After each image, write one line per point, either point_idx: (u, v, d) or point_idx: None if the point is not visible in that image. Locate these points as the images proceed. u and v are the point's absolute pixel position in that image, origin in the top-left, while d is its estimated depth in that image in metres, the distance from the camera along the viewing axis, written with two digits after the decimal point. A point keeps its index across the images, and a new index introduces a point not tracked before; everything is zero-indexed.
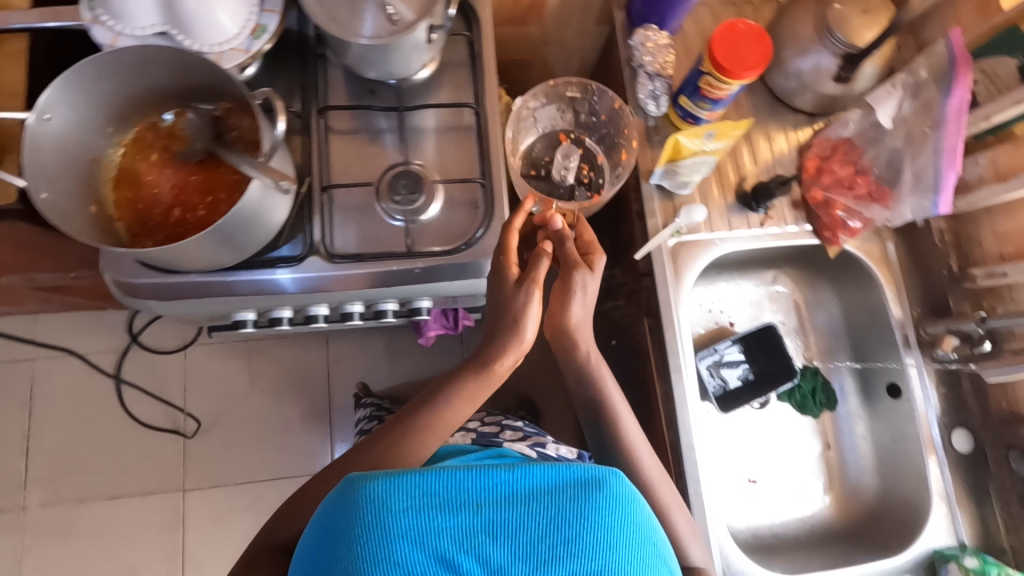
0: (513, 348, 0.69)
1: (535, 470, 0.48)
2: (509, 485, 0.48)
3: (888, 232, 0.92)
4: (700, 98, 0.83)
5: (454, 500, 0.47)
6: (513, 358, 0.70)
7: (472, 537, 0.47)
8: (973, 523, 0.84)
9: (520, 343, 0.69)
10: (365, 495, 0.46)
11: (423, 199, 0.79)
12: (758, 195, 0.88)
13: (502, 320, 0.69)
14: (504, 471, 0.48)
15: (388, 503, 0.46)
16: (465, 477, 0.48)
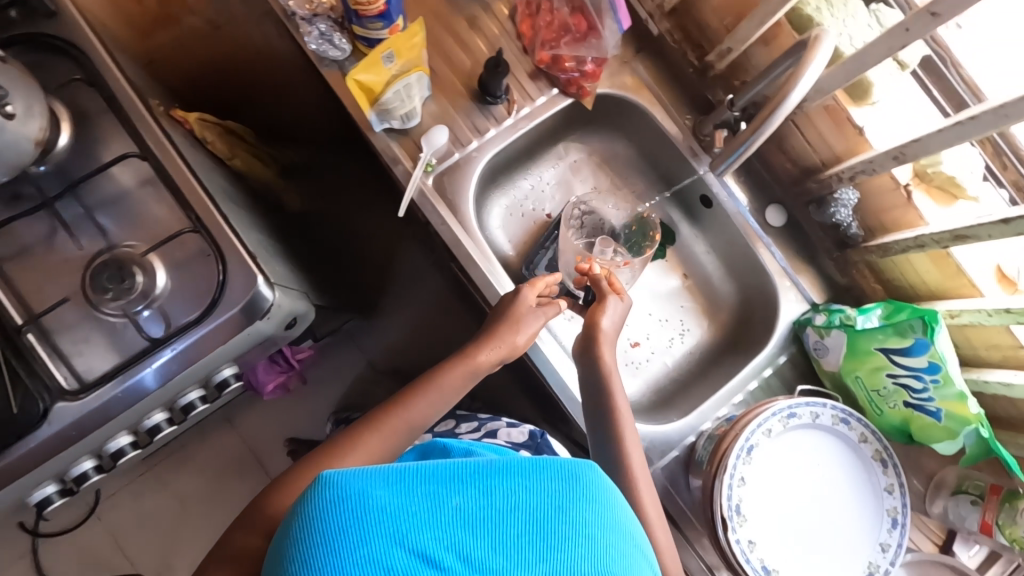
0: (506, 344, 0.77)
1: (517, 463, 0.40)
2: (490, 476, 0.40)
3: (630, 56, 0.87)
4: (363, 21, 0.73)
5: (433, 494, 0.39)
6: (496, 352, 0.77)
7: (448, 536, 0.38)
8: (817, 282, 0.87)
9: (513, 346, 0.78)
10: (342, 485, 0.39)
11: (141, 280, 0.71)
12: (487, 88, 0.80)
13: (502, 324, 0.78)
14: (482, 466, 0.40)
15: (363, 505, 0.38)
16: (449, 470, 0.40)
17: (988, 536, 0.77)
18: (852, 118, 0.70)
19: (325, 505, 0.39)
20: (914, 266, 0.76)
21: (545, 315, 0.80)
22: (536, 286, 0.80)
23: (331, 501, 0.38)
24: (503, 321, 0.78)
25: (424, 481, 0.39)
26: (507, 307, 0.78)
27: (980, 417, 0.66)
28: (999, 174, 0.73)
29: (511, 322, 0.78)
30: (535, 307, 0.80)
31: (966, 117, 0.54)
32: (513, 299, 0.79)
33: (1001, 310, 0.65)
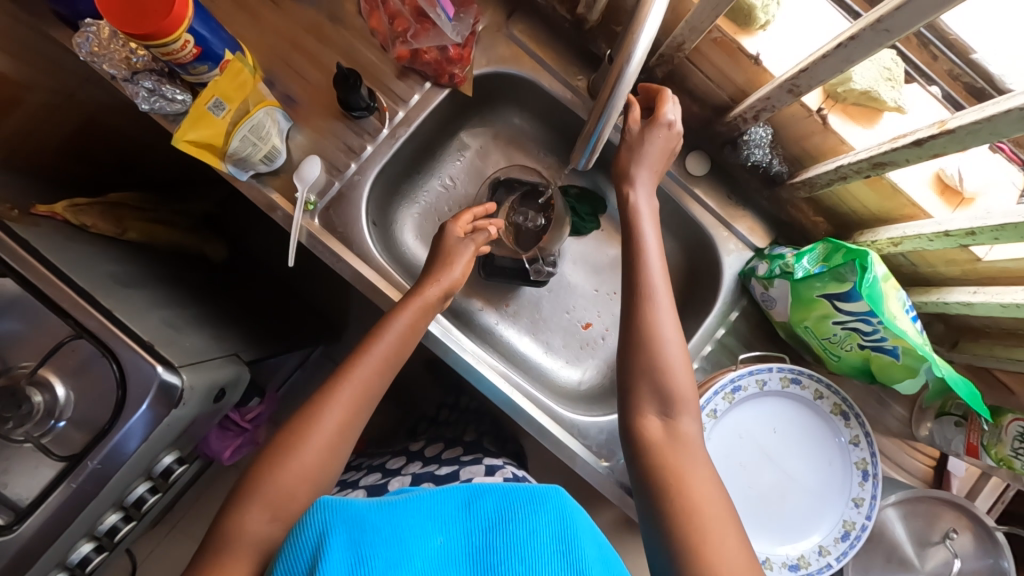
0: (442, 282, 0.70)
1: (497, 490, 0.48)
2: (472, 506, 0.47)
3: (502, 22, 0.78)
4: (185, 69, 0.64)
5: (422, 529, 0.45)
6: (441, 286, 0.70)
7: (432, 556, 0.44)
8: (758, 225, 0.79)
9: (453, 280, 0.71)
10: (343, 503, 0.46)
11: (41, 400, 0.69)
12: (347, 104, 0.72)
13: (435, 266, 0.71)
14: (462, 510, 0.47)
15: (363, 524, 0.44)
16: (435, 507, 0.47)
17: (975, 457, 0.70)
18: (744, 48, 0.61)
19: (322, 524, 0.45)
20: (849, 191, 0.67)
21: (476, 243, 0.74)
22: (460, 219, 0.75)
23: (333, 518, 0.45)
24: (438, 259, 0.72)
25: (414, 514, 0.46)
26: (437, 249, 0.73)
27: (930, 352, 0.60)
28: (926, 67, 0.63)
29: (445, 260, 0.72)
30: (463, 238, 0.74)
31: (846, 38, 0.47)
32: (443, 238, 0.74)
33: (940, 233, 0.58)
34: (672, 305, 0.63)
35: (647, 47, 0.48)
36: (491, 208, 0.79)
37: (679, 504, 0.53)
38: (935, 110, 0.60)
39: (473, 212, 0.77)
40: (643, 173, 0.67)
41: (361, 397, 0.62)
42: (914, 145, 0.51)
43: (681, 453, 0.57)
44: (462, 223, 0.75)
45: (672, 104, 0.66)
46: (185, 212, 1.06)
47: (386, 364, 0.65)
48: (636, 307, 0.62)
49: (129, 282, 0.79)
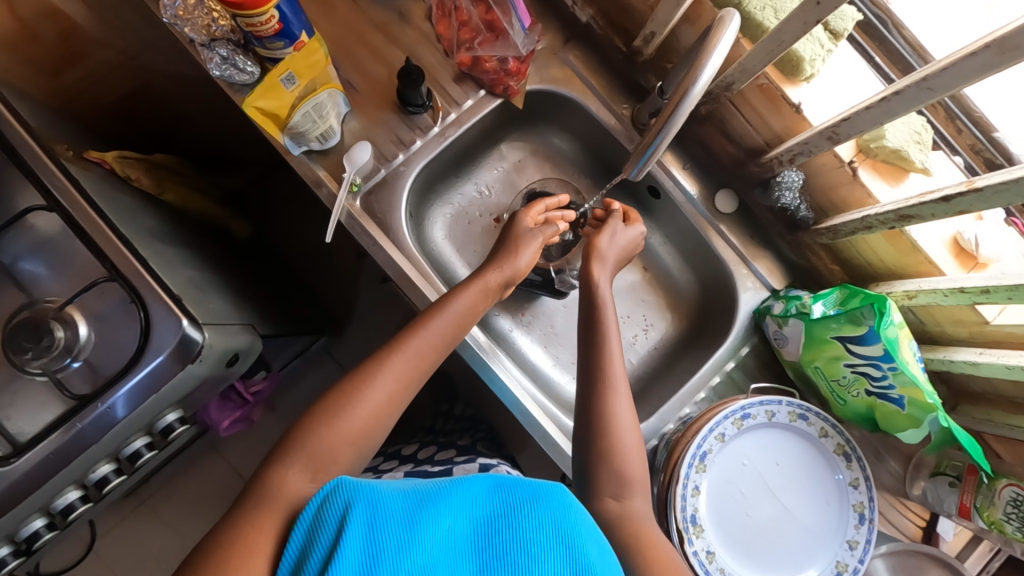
0: (505, 270, 0.75)
1: (509, 485, 0.52)
2: (483, 502, 0.50)
3: (558, 46, 0.83)
4: (263, 42, 0.67)
5: (433, 515, 0.47)
6: (502, 274, 0.75)
7: (442, 554, 0.45)
8: (775, 267, 0.83)
9: (516, 269, 0.76)
10: (358, 486, 0.49)
11: (62, 336, 0.69)
12: (406, 99, 0.76)
13: (499, 256, 0.77)
14: (471, 501, 0.50)
15: (377, 507, 0.47)
16: (445, 502, 0.48)
17: (966, 519, 0.72)
18: (787, 96, 0.65)
19: (342, 507, 0.48)
20: (869, 244, 0.71)
21: (543, 235, 0.79)
22: (530, 211, 0.81)
23: (348, 502, 0.48)
24: (505, 247, 0.78)
25: (423, 507, 0.48)
26: (505, 238, 0.79)
27: (938, 402, 0.62)
28: (952, 138, 0.68)
29: (510, 249, 0.77)
30: (532, 230, 0.79)
31: (890, 93, 0.51)
32: (513, 229, 0.79)
33: (955, 289, 0.61)
34: (629, 399, 0.65)
35: (712, 75, 0.51)
36: (565, 202, 0.83)
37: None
38: (957, 176, 0.65)
39: (545, 203, 0.82)
40: (610, 256, 0.76)
41: (410, 373, 0.67)
42: (941, 200, 0.55)
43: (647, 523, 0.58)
44: (532, 215, 0.81)
45: (642, 222, 0.80)
46: (218, 185, 1.09)
47: (441, 341, 0.69)
48: (601, 406, 0.63)
49: (163, 238, 0.81)
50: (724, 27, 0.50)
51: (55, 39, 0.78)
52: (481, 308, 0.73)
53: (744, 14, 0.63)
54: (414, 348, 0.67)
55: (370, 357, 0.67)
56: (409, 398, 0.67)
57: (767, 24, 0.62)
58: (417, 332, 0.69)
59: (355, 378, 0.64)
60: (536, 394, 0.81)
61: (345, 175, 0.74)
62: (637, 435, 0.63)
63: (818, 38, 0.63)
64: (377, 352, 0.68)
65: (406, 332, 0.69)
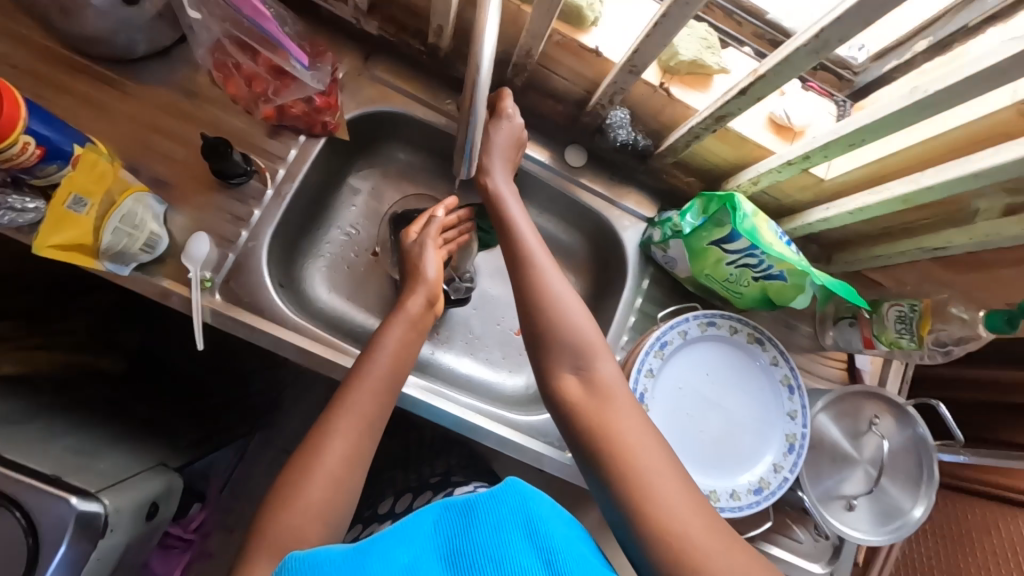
0: (421, 290, 0.74)
1: (463, 499, 0.47)
2: (439, 524, 0.45)
3: (361, 65, 0.80)
4: (31, 172, 0.58)
5: (392, 556, 0.43)
6: (421, 296, 0.73)
7: None
8: (643, 198, 0.86)
9: (431, 284, 0.75)
10: (302, 558, 0.43)
11: None
12: (223, 173, 0.71)
13: (412, 280, 0.76)
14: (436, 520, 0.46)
15: (330, 570, 0.42)
16: (401, 537, 0.45)
17: (872, 349, 0.80)
18: (585, 44, 0.67)
19: None
20: (708, 149, 0.76)
21: (434, 243, 0.79)
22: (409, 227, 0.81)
23: None
24: (409, 271, 0.77)
25: (380, 551, 0.44)
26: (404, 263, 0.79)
27: (807, 266, 0.68)
28: (737, 33, 0.74)
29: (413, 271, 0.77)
30: (420, 243, 0.79)
31: (660, 15, 0.53)
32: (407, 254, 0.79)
33: (785, 164, 0.67)
34: (558, 270, 0.67)
35: (496, 53, 0.51)
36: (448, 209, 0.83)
37: (612, 454, 0.55)
38: (751, 66, 0.71)
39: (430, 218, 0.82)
40: (497, 161, 0.73)
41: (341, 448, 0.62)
42: (741, 93, 0.59)
43: (605, 407, 0.58)
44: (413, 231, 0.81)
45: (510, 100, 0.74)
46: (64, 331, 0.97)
47: (388, 378, 0.66)
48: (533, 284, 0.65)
49: (13, 418, 0.70)
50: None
51: None
52: (416, 339, 0.71)
53: None
54: (355, 402, 0.63)
55: (317, 424, 0.62)
56: (364, 462, 0.62)
57: None
58: (358, 382, 0.64)
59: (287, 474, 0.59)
60: (475, 404, 0.80)
61: (191, 274, 0.69)
62: (583, 307, 0.65)
63: None
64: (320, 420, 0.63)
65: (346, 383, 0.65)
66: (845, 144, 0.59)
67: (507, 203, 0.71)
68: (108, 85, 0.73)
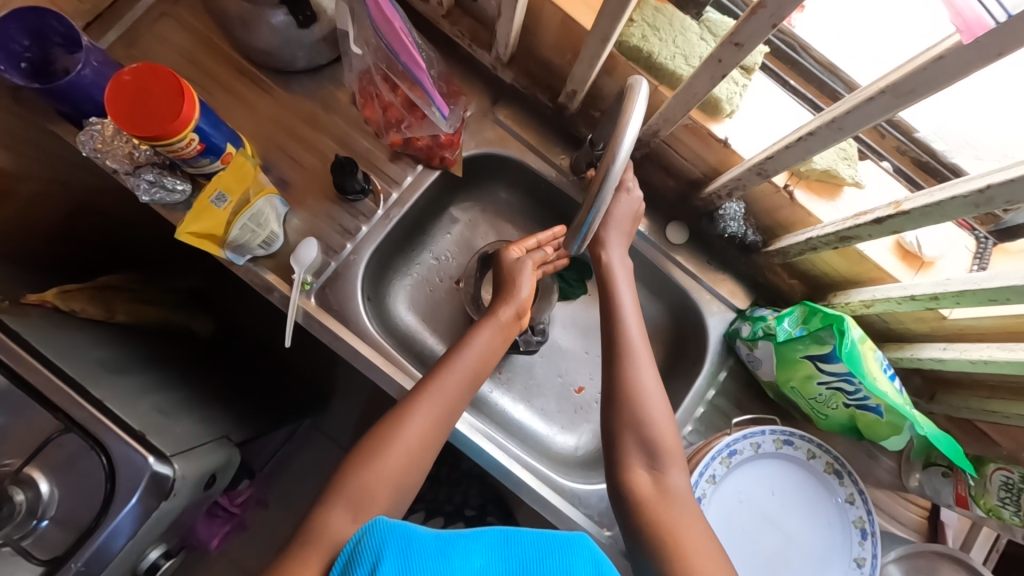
0: (511, 304, 0.75)
1: (538, 533, 0.51)
2: (512, 538, 0.50)
3: (488, 109, 0.83)
4: (189, 162, 0.67)
5: (465, 552, 0.48)
6: (510, 308, 0.75)
7: None
8: (738, 288, 0.83)
9: (520, 301, 0.76)
10: (393, 524, 0.50)
11: (23, 499, 0.65)
12: (344, 189, 0.76)
13: (504, 290, 0.77)
14: (507, 529, 0.51)
15: (409, 544, 0.48)
16: (475, 536, 0.50)
17: (965, 508, 0.72)
18: (714, 133, 0.67)
19: (376, 547, 0.48)
20: (820, 259, 0.72)
21: (533, 260, 0.77)
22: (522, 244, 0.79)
23: (383, 538, 0.49)
24: (503, 283, 0.77)
25: (457, 542, 0.49)
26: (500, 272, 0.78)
27: (911, 410, 0.63)
28: (877, 145, 0.70)
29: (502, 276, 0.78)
30: (520, 258, 0.77)
31: (805, 133, 0.52)
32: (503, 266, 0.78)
33: (907, 297, 0.62)
34: (649, 359, 0.67)
35: (631, 144, 0.52)
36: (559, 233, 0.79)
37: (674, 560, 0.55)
38: (888, 184, 0.67)
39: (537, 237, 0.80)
40: (615, 236, 0.72)
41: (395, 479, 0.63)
42: (875, 223, 0.56)
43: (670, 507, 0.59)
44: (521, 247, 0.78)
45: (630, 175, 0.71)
46: (170, 291, 1.06)
47: (472, 376, 0.70)
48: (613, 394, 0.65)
49: (117, 367, 0.78)
50: (634, 96, 0.52)
51: None
52: (501, 344, 0.74)
53: (657, 65, 0.64)
54: (440, 386, 0.68)
55: (401, 401, 0.67)
56: (435, 448, 0.67)
57: (680, 72, 0.64)
58: (445, 370, 0.69)
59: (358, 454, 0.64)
60: (524, 459, 0.80)
61: (295, 277, 0.74)
62: (665, 400, 0.65)
63: (733, 77, 0.65)
64: (406, 395, 0.68)
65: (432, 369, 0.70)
66: (984, 297, 0.55)
67: (617, 282, 0.70)
68: (263, 90, 0.81)
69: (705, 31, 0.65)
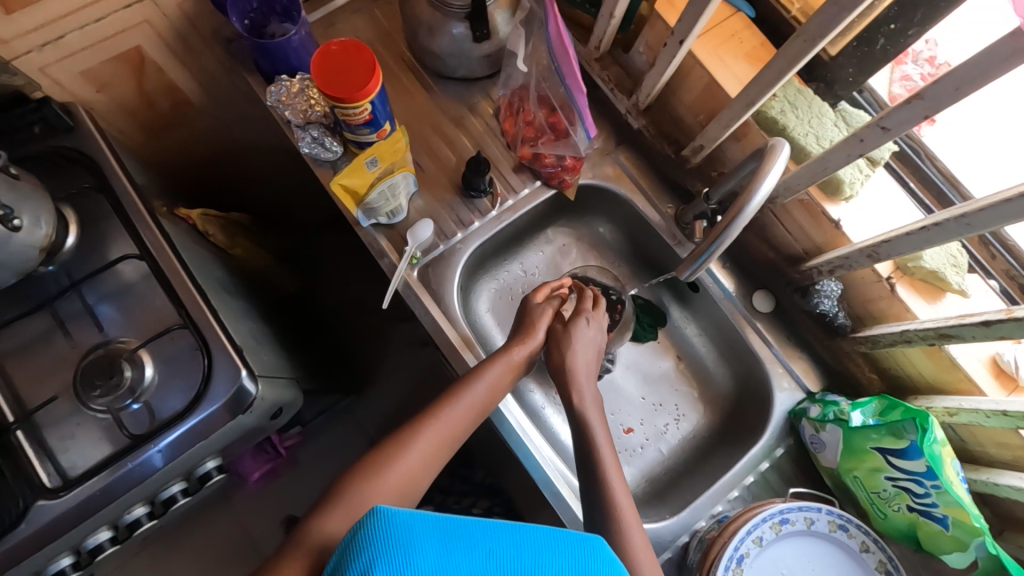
0: (526, 344, 0.75)
1: (552, 530, 0.42)
2: (525, 533, 0.41)
3: (611, 147, 0.90)
4: (352, 128, 0.76)
5: (475, 547, 0.40)
6: (525, 349, 0.75)
7: None
8: (812, 369, 0.84)
9: (535, 345, 0.76)
10: (394, 513, 0.40)
11: (130, 375, 0.72)
12: (470, 184, 0.84)
13: (519, 331, 0.77)
14: (514, 524, 0.42)
15: (413, 545, 0.39)
16: (485, 526, 0.41)
17: None
18: (828, 212, 0.70)
19: (375, 545, 0.39)
20: (909, 358, 0.73)
21: (552, 308, 0.79)
22: (541, 291, 0.79)
23: (384, 532, 0.39)
24: (520, 326, 0.77)
25: (465, 534, 0.41)
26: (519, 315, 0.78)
27: (985, 527, 0.62)
28: (987, 263, 0.71)
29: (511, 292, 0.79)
30: (542, 306, 0.78)
31: (929, 224, 0.55)
32: (524, 309, 0.79)
33: (999, 411, 0.63)
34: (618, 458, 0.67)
35: (764, 197, 0.56)
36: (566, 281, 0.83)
37: None
38: (993, 302, 0.68)
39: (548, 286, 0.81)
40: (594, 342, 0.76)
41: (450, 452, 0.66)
42: (982, 324, 0.58)
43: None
44: (541, 293, 0.79)
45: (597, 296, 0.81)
46: (278, 243, 1.16)
47: (474, 411, 0.70)
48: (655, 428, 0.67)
49: (229, 289, 0.87)
50: (777, 154, 0.57)
51: (168, 109, 0.93)
52: (508, 384, 0.73)
53: (789, 138, 0.69)
54: (447, 417, 0.68)
55: (403, 427, 0.67)
56: (429, 477, 0.66)
57: (810, 148, 0.69)
58: (453, 401, 0.69)
59: (370, 462, 0.63)
60: (568, 477, 0.82)
61: (406, 252, 0.81)
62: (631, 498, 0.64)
63: (859, 164, 0.70)
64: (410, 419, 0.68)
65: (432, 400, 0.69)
66: None
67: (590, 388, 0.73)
68: (421, 87, 0.91)
69: (840, 120, 0.70)
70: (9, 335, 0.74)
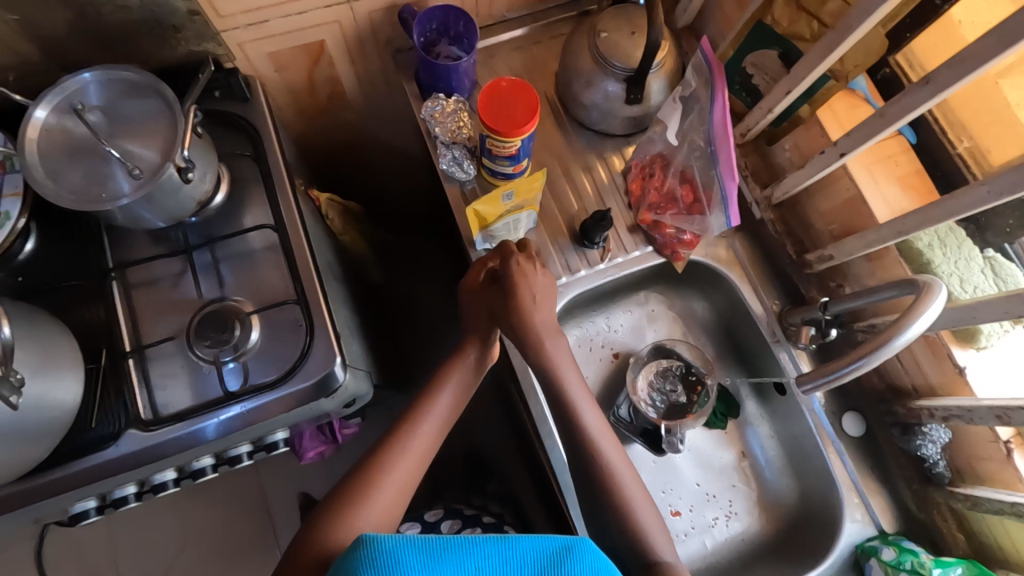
0: (480, 348, 0.78)
1: (532, 539, 0.51)
2: (506, 544, 0.50)
3: (731, 231, 0.90)
4: (493, 156, 0.79)
5: (462, 559, 0.49)
6: (479, 350, 0.77)
7: None
8: (889, 507, 0.80)
9: (481, 347, 0.77)
10: (383, 542, 0.48)
11: (237, 335, 0.76)
12: (588, 234, 0.86)
13: None
14: (498, 539, 0.51)
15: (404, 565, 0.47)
16: (466, 543, 0.50)
17: None
18: (955, 356, 0.70)
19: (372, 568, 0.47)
20: (1006, 530, 0.71)
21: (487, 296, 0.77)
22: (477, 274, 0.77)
23: (379, 554, 0.48)
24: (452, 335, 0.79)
25: (449, 549, 0.49)
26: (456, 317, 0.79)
27: None
28: None
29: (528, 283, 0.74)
30: (473, 291, 0.77)
31: None
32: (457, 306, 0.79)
33: None
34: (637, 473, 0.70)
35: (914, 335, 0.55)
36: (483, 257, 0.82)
37: None
38: None
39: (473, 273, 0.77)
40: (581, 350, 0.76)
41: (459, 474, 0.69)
42: None
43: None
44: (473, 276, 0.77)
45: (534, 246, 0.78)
46: (377, 236, 1.21)
47: (443, 426, 0.73)
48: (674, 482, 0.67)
49: (336, 274, 0.91)
50: (934, 296, 0.56)
51: (325, 97, 0.99)
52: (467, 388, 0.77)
53: (930, 272, 0.69)
54: (415, 433, 0.71)
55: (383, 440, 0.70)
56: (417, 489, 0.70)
57: (953, 290, 0.67)
58: (424, 418, 0.72)
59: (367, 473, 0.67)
60: None
61: None
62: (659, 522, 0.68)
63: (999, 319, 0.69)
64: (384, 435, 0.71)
65: (413, 416, 0.73)
66: None
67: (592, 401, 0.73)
68: (559, 130, 0.95)
69: (989, 268, 0.69)
70: (145, 269, 0.80)
